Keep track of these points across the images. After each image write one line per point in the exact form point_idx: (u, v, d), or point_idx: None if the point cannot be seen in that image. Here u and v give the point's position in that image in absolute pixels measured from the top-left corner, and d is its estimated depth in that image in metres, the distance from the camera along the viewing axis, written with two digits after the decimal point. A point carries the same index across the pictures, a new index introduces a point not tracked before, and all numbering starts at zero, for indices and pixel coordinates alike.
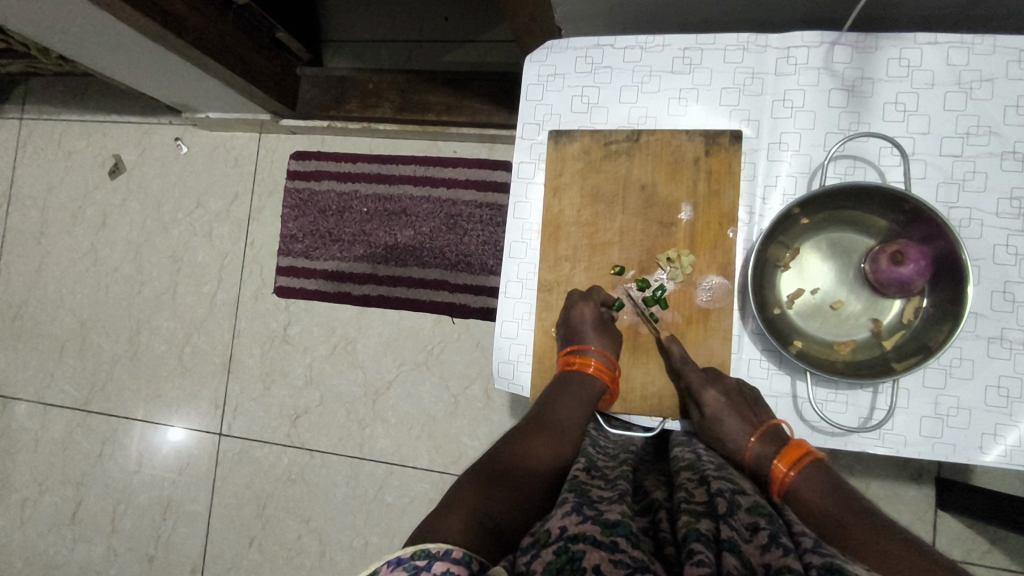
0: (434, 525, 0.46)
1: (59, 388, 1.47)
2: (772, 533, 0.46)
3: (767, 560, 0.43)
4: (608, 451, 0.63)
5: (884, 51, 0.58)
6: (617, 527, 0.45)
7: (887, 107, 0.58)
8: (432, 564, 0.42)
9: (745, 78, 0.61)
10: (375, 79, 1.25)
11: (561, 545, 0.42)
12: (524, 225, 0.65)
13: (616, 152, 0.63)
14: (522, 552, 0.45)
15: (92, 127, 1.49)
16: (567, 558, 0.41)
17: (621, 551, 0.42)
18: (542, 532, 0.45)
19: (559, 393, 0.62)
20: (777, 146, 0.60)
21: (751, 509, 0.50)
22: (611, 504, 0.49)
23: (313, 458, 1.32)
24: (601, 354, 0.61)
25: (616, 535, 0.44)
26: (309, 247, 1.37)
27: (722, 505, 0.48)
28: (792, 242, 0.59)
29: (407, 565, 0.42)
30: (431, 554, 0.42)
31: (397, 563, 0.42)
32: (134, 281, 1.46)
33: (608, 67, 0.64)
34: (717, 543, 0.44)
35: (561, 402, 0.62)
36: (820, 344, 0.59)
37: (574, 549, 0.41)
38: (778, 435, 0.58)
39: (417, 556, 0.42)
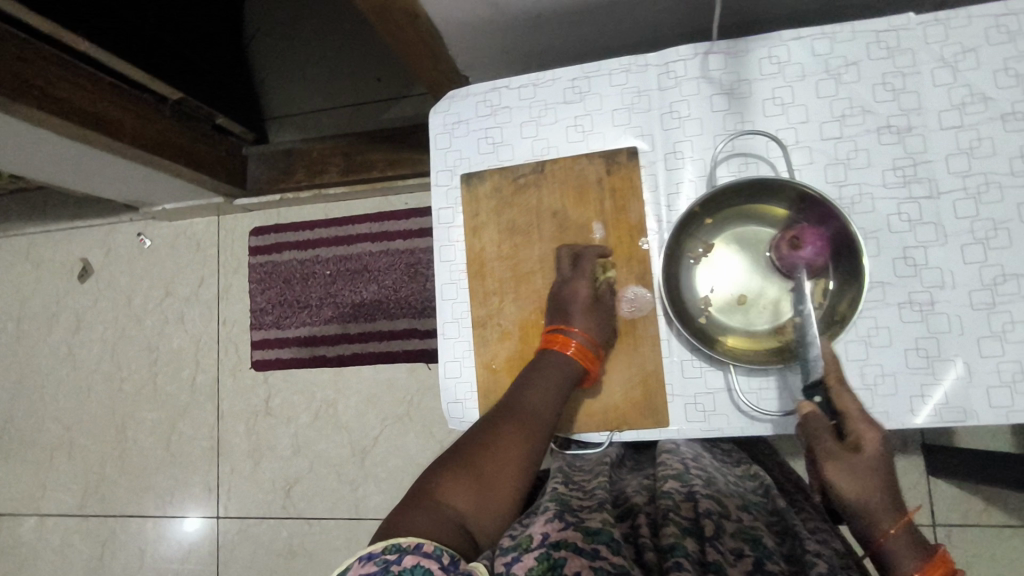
0: (402, 522, 0.50)
1: (53, 496, 1.47)
2: (758, 556, 0.49)
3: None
4: (584, 466, 0.66)
5: (754, 52, 0.62)
6: (597, 534, 0.48)
7: (766, 103, 0.61)
8: (402, 558, 0.45)
9: (633, 97, 0.64)
10: (319, 147, 1.30)
11: (541, 552, 0.46)
12: (452, 266, 0.68)
13: (525, 185, 0.66)
14: (502, 552, 0.48)
15: (56, 235, 1.53)
16: (549, 564, 0.45)
17: (602, 557, 0.45)
18: (524, 537, 0.49)
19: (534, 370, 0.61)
20: (673, 156, 0.63)
21: (734, 533, 0.53)
22: (593, 512, 0.52)
23: (311, 526, 1.32)
24: (583, 338, 0.60)
25: (596, 542, 0.47)
26: (280, 317, 1.39)
27: (708, 528, 0.51)
28: (706, 231, 0.62)
29: (378, 558, 0.45)
30: (402, 548, 0.46)
31: (368, 557, 0.45)
32: (115, 378, 1.48)
33: (505, 106, 0.67)
34: (703, 564, 0.47)
35: (532, 379, 0.60)
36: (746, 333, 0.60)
37: (555, 557, 0.45)
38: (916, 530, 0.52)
39: (388, 550, 0.45)
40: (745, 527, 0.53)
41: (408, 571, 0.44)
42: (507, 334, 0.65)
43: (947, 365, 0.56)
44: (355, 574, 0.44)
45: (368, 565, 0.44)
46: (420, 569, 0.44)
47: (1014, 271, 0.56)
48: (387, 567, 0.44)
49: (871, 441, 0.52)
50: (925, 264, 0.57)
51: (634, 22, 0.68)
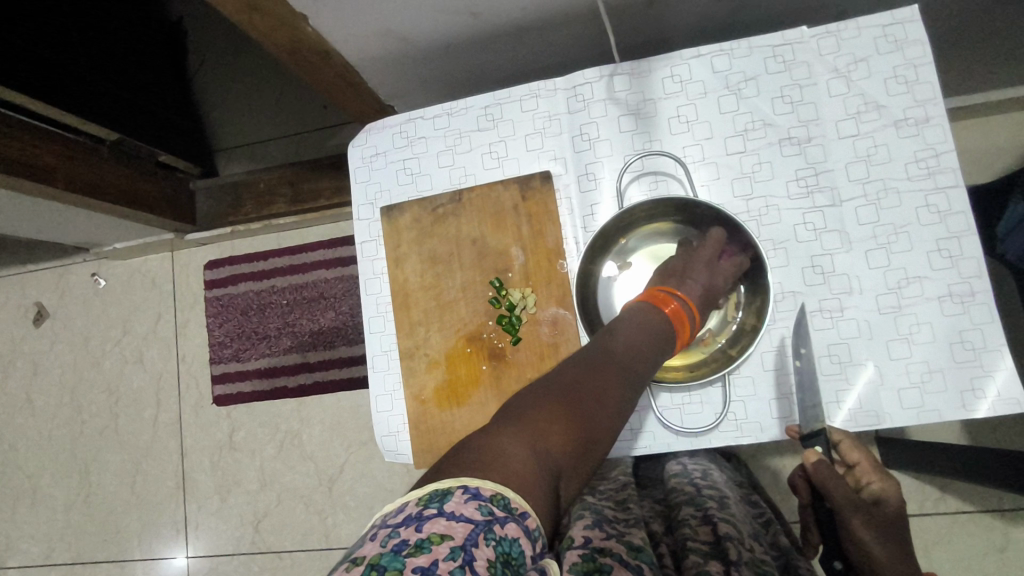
0: (503, 454, 0.44)
1: (20, 546, 1.45)
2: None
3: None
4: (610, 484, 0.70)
5: (657, 72, 0.63)
6: (639, 552, 0.51)
7: (672, 121, 0.62)
8: (507, 520, 0.39)
9: (544, 121, 0.65)
10: (265, 178, 1.30)
11: (587, 552, 0.49)
12: (378, 299, 0.68)
13: (444, 214, 0.66)
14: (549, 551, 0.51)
15: (8, 281, 1.51)
16: (593, 565, 0.47)
17: (644, 573, 0.48)
18: (567, 539, 0.52)
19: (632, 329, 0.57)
20: (586, 177, 0.64)
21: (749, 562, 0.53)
22: (631, 531, 0.55)
23: (282, 559, 1.30)
24: (683, 301, 0.59)
25: (639, 559, 0.50)
26: (238, 349, 1.38)
27: (731, 552, 0.53)
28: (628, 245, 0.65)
29: (484, 504, 0.39)
30: (509, 506, 0.40)
31: (473, 494, 0.40)
32: (76, 422, 1.46)
33: (422, 137, 0.68)
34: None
35: (632, 341, 0.56)
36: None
37: (601, 561, 0.47)
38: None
39: (496, 501, 0.40)
40: (757, 560, 0.54)
41: (505, 542, 0.38)
42: (434, 364, 0.65)
43: (858, 370, 0.57)
44: (456, 508, 0.39)
45: (471, 507, 0.39)
46: (522, 549, 0.39)
47: (918, 274, 0.57)
48: (491, 523, 0.38)
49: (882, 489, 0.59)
50: (833, 271, 0.58)
51: (541, 45, 0.69)
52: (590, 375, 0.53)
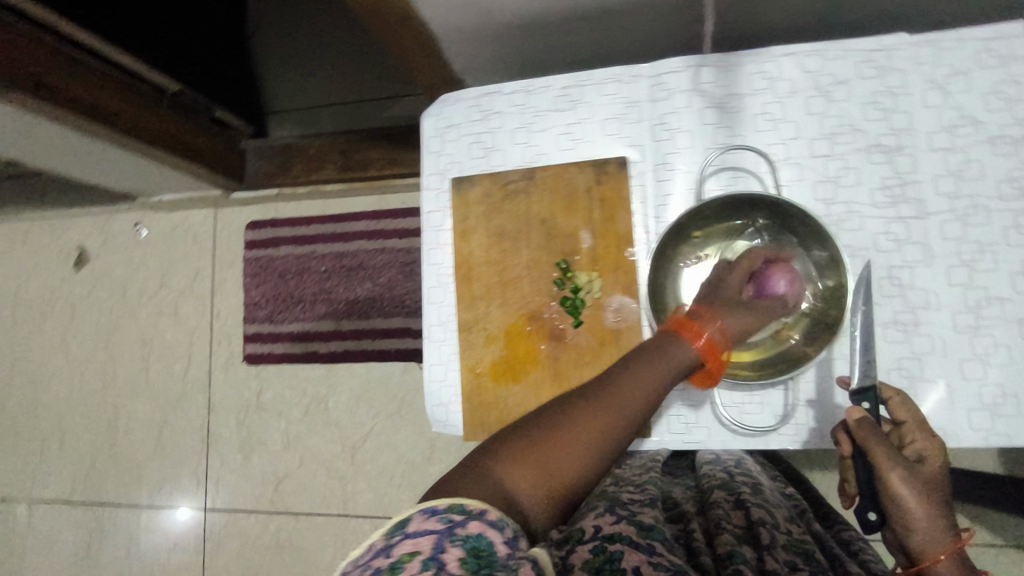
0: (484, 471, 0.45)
1: (45, 481, 1.48)
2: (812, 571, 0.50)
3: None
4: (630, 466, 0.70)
5: (745, 67, 0.61)
6: (650, 530, 0.50)
7: (757, 118, 0.61)
8: (468, 521, 0.40)
9: (624, 106, 0.64)
10: (316, 144, 1.32)
11: (597, 543, 0.48)
12: (440, 270, 0.68)
13: (515, 191, 0.66)
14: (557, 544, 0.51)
15: (53, 222, 1.53)
16: (605, 556, 0.46)
17: (659, 553, 0.47)
18: (576, 530, 0.51)
19: (638, 359, 0.54)
20: (662, 167, 0.63)
21: (786, 546, 0.54)
22: (642, 508, 0.55)
23: (300, 520, 1.32)
24: (718, 332, 0.55)
25: (650, 537, 0.49)
26: (273, 311, 1.39)
27: (765, 537, 0.54)
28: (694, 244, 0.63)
29: (443, 516, 0.40)
30: (469, 511, 0.41)
31: (433, 512, 0.41)
32: (109, 367, 1.48)
33: (497, 112, 0.67)
34: (761, 569, 0.49)
35: (633, 371, 0.53)
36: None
37: (612, 549, 0.46)
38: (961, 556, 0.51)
39: (454, 510, 0.41)
40: (796, 543, 0.55)
41: (472, 541, 0.39)
42: (492, 339, 0.65)
43: (929, 387, 0.56)
44: (416, 526, 0.40)
45: (431, 521, 0.40)
46: (487, 541, 0.39)
47: (1001, 295, 0.56)
48: (452, 527, 0.39)
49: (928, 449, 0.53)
50: (911, 284, 0.57)
51: (626, 30, 0.68)
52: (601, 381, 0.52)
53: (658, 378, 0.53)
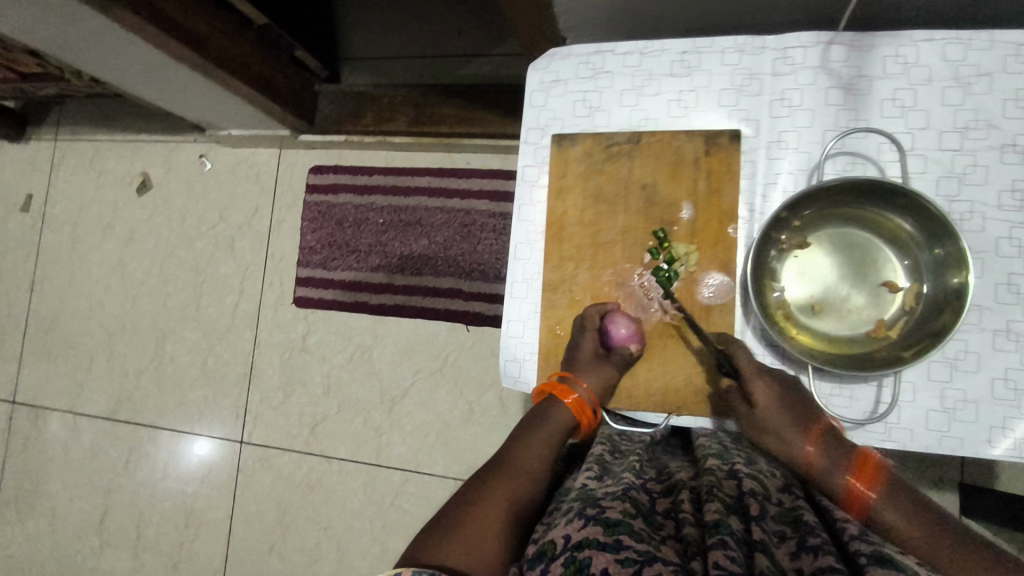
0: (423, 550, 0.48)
1: (88, 397, 1.48)
2: (801, 538, 0.45)
3: (799, 565, 0.43)
4: (615, 453, 0.62)
5: (880, 49, 0.58)
6: (617, 526, 0.45)
7: (885, 104, 0.58)
8: None
9: (743, 78, 0.62)
10: (390, 94, 1.29)
11: (567, 556, 0.43)
12: (530, 226, 0.67)
13: (617, 154, 0.65)
14: (530, 564, 0.46)
15: (122, 146, 1.54)
16: (575, 568, 0.42)
17: (626, 547, 0.43)
18: (547, 543, 0.46)
19: (527, 428, 0.62)
20: (776, 145, 0.61)
21: (776, 517, 0.49)
22: (612, 500, 0.49)
23: (332, 465, 1.31)
24: (585, 393, 0.61)
25: (617, 533, 0.44)
26: (327, 257, 1.38)
27: (754, 507, 0.48)
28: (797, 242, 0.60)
29: None
30: None
31: None
32: (160, 293, 1.48)
33: (607, 72, 0.65)
34: (749, 542, 0.44)
35: (527, 438, 0.61)
36: (828, 338, 0.59)
37: (581, 558, 0.42)
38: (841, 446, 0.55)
39: None
40: (788, 512, 0.50)
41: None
42: (577, 302, 0.65)
43: None
44: None
45: None
46: None
47: None
48: None
49: (760, 389, 0.56)
50: None
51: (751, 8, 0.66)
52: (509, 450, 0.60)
53: (548, 439, 0.61)
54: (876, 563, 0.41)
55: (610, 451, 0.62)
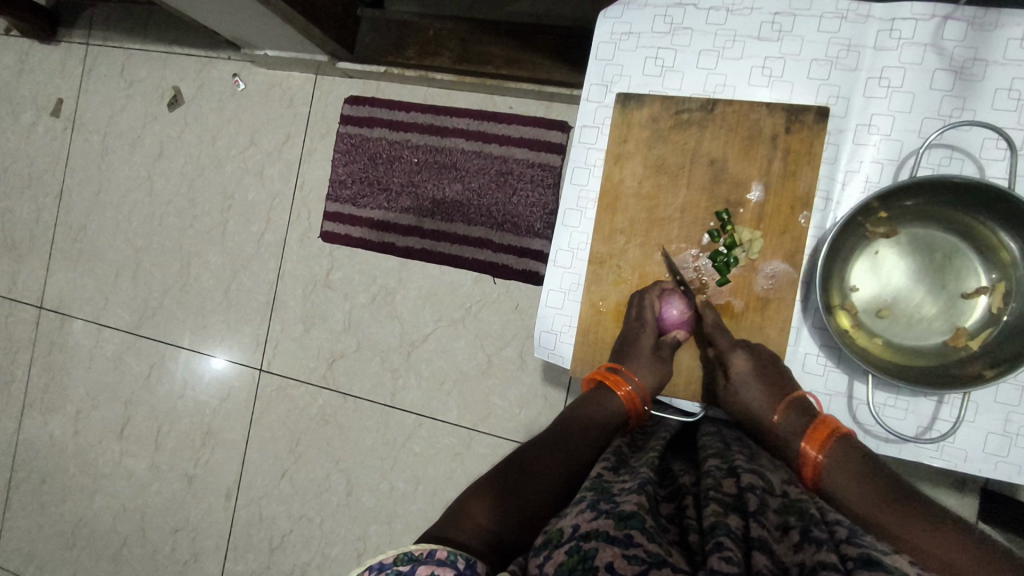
0: (459, 516, 0.49)
1: (113, 309, 1.49)
2: (803, 533, 0.44)
3: (799, 562, 0.41)
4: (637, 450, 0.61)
5: (1005, 30, 0.52)
6: (630, 519, 0.43)
7: (999, 94, 0.52)
8: (414, 569, 0.42)
9: (840, 49, 0.55)
10: (436, 25, 1.20)
11: (572, 545, 0.41)
12: (582, 192, 0.62)
13: (687, 122, 0.59)
14: (535, 552, 0.44)
15: (154, 56, 1.48)
16: (579, 557, 0.40)
17: (636, 544, 0.41)
18: (553, 532, 0.45)
19: (575, 420, 0.60)
20: (865, 129, 0.55)
21: (777, 513, 0.47)
22: (628, 494, 0.46)
23: (346, 402, 1.31)
24: (637, 388, 0.59)
25: (629, 528, 0.42)
26: (357, 194, 1.34)
27: (753, 503, 0.47)
28: (880, 243, 0.55)
29: (389, 570, 0.42)
30: (413, 558, 0.43)
31: (379, 568, 0.42)
32: (187, 213, 1.46)
33: (687, 28, 0.59)
34: (747, 539, 0.43)
35: (577, 434, 0.59)
36: (903, 347, 0.55)
37: (586, 548, 0.40)
38: (807, 412, 0.54)
39: (400, 560, 0.42)
40: (790, 504, 0.49)
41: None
42: (623, 280, 0.61)
43: None
44: None
45: None
46: None
47: None
48: None
49: (735, 363, 0.56)
50: None
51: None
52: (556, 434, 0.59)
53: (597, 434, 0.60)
54: (864, 564, 0.39)
55: (630, 449, 0.61)
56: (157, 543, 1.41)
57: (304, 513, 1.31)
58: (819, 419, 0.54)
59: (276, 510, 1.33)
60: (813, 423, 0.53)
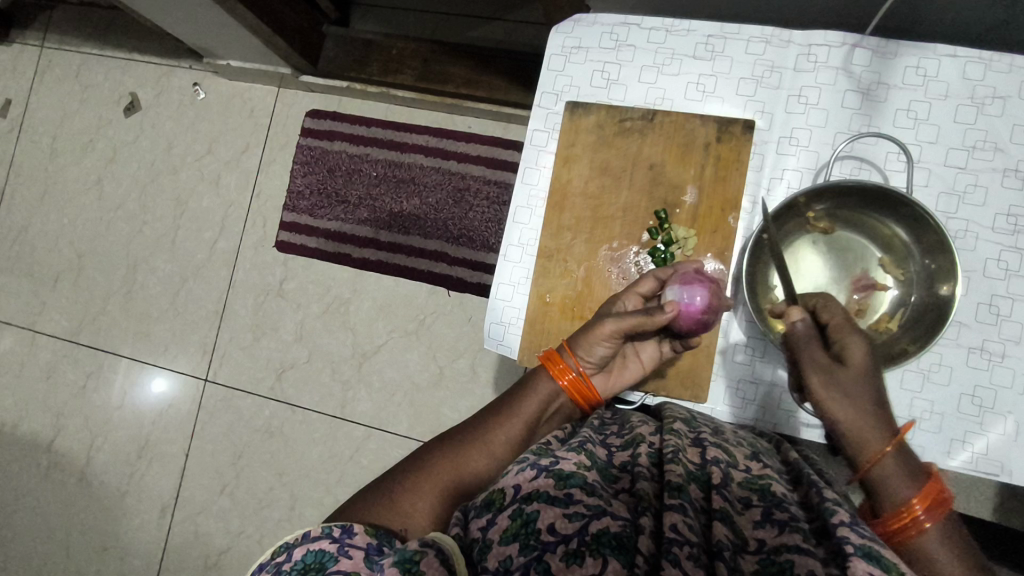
0: (363, 503, 0.51)
1: (51, 316, 1.44)
2: (768, 509, 0.43)
3: (760, 535, 0.41)
4: (613, 418, 0.61)
5: (903, 58, 0.59)
6: (570, 479, 0.44)
7: (899, 114, 0.59)
8: (291, 554, 0.44)
9: (764, 70, 0.62)
10: (399, 45, 1.24)
11: (515, 509, 0.43)
12: (532, 191, 0.67)
13: (630, 129, 0.64)
14: (477, 513, 0.46)
15: (111, 61, 1.47)
16: (522, 521, 0.42)
17: (576, 502, 0.42)
18: (496, 493, 0.46)
19: (507, 414, 0.58)
20: (787, 141, 0.61)
21: (742, 484, 0.47)
22: (568, 453, 0.48)
23: (294, 413, 1.29)
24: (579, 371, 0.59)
25: (569, 487, 0.44)
26: (315, 204, 1.35)
27: (717, 476, 0.47)
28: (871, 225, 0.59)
29: (270, 565, 0.44)
30: (289, 546, 0.45)
31: (263, 566, 0.45)
32: (137, 219, 1.43)
33: (631, 46, 0.65)
34: (708, 511, 0.43)
35: (503, 420, 0.58)
36: None
37: (528, 512, 0.42)
38: (916, 471, 0.50)
39: (276, 553, 0.45)
40: (754, 479, 0.48)
41: (310, 556, 0.43)
42: (569, 273, 0.64)
43: (996, 419, 0.57)
44: None
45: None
46: (310, 555, 0.43)
47: None
48: (280, 566, 0.43)
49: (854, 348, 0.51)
50: (1007, 316, 0.57)
51: (781, 18, 0.65)
52: (489, 413, 0.59)
53: (527, 420, 0.58)
54: (864, 555, 0.38)
55: (599, 419, 0.60)
56: (83, 563, 1.34)
57: (243, 529, 1.27)
58: (926, 478, 0.50)
59: (213, 526, 1.29)
60: (924, 482, 0.49)
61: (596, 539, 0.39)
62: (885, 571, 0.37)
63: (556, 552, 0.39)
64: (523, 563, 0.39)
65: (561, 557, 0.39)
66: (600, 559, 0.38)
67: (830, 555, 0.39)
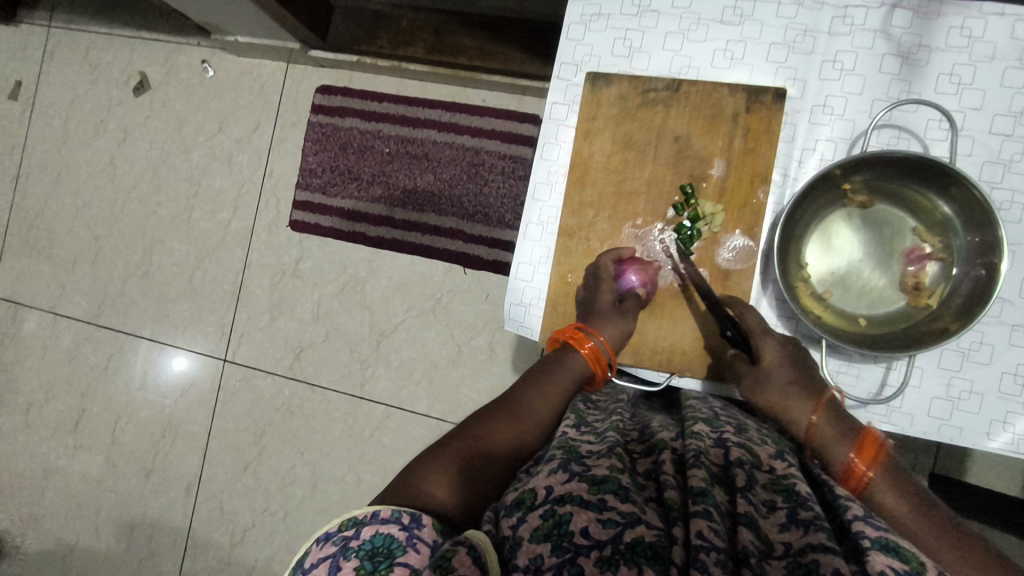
0: (412, 478, 0.49)
1: (71, 298, 1.45)
2: (792, 510, 0.42)
3: (786, 538, 0.40)
4: (632, 421, 0.58)
5: (946, 19, 0.55)
6: (604, 483, 0.43)
7: (941, 78, 0.56)
8: (360, 531, 0.43)
9: (797, 34, 0.58)
10: (409, 16, 1.20)
11: (547, 509, 0.42)
12: (552, 167, 0.65)
13: (654, 101, 0.62)
14: (507, 512, 0.44)
15: (119, 40, 1.45)
16: (554, 522, 0.41)
17: (610, 508, 0.41)
18: (526, 493, 0.45)
19: (541, 390, 0.59)
20: (821, 109, 0.58)
21: (767, 486, 0.46)
22: (600, 458, 0.47)
23: (314, 392, 1.30)
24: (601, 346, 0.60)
25: (603, 492, 0.42)
26: (328, 183, 1.34)
27: (740, 478, 0.45)
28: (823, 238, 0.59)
29: (336, 538, 0.43)
30: (358, 522, 0.44)
31: (326, 538, 0.44)
32: (151, 200, 1.43)
33: (654, 11, 0.61)
34: (732, 516, 0.42)
35: (541, 397, 0.59)
36: (869, 317, 0.58)
37: (560, 514, 0.41)
38: (852, 429, 0.53)
39: (344, 526, 0.44)
40: (779, 480, 0.47)
41: (379, 540, 0.42)
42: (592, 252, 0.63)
43: None
44: (314, 559, 0.43)
45: (325, 548, 0.43)
46: (379, 538, 0.43)
47: None
48: (347, 544, 0.42)
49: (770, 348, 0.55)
50: None
51: None
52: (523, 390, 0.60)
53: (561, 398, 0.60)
54: (882, 548, 0.38)
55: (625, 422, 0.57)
56: (113, 539, 1.37)
57: (267, 506, 1.29)
58: (862, 434, 0.52)
59: (237, 504, 1.31)
60: (860, 437, 0.52)
61: (629, 548, 0.38)
62: (905, 564, 0.37)
63: (591, 558, 0.38)
64: (556, 564, 0.38)
65: (595, 562, 0.38)
66: (634, 568, 0.37)
67: (854, 560, 0.38)
